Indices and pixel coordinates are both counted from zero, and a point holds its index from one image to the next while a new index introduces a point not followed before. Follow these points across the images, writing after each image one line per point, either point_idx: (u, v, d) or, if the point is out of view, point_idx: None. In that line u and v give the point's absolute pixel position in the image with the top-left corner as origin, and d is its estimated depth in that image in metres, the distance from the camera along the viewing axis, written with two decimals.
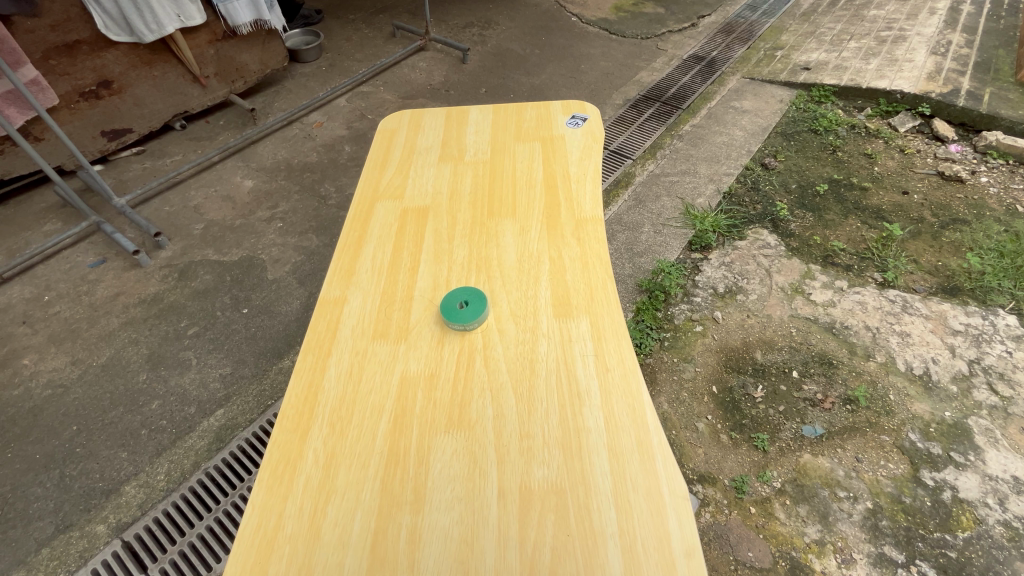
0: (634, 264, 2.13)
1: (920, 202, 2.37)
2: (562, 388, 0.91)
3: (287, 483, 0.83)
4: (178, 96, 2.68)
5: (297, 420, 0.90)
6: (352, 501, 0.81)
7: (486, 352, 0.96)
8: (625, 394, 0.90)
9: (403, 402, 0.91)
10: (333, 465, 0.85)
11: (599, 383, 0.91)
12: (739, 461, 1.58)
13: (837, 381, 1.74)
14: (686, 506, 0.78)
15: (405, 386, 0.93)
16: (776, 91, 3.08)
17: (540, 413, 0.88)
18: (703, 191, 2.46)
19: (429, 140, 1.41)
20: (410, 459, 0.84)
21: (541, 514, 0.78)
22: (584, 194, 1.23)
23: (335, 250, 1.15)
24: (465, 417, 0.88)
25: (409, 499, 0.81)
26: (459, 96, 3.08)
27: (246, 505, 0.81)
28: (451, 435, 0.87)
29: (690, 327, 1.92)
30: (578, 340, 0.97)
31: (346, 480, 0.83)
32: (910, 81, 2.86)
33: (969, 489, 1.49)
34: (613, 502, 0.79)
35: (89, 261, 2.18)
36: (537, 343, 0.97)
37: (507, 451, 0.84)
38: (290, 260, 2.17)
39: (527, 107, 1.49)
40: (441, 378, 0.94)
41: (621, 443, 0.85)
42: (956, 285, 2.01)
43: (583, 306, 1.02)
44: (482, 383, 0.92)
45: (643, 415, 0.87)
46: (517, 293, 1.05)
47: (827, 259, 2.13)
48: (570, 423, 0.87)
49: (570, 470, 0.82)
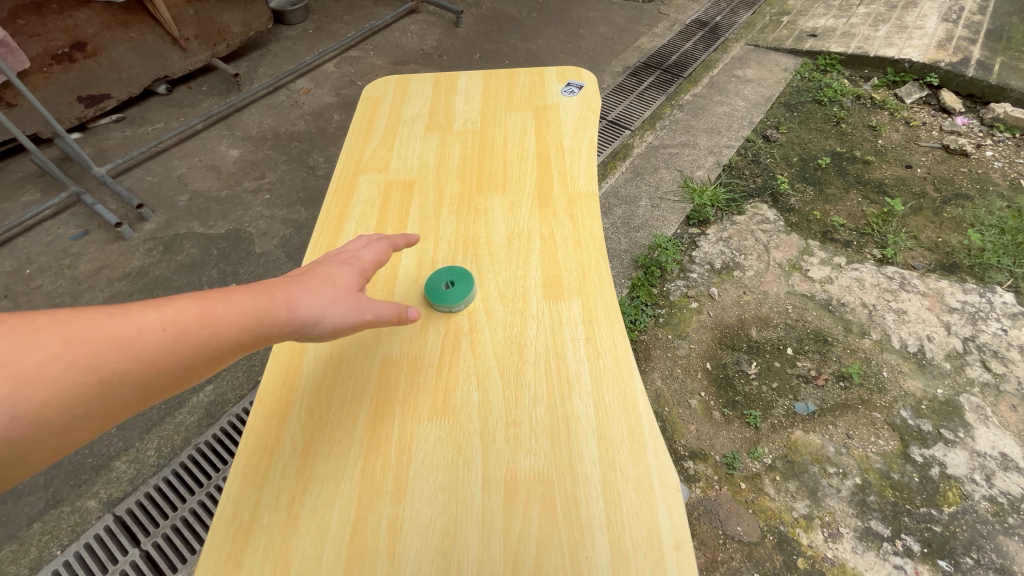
0: (631, 239, 2.09)
1: (923, 176, 2.32)
2: (550, 373, 0.88)
3: (263, 471, 0.81)
4: (158, 60, 2.55)
5: (273, 406, 0.87)
6: (332, 491, 0.79)
7: (472, 335, 0.94)
8: (617, 380, 0.87)
9: (386, 388, 0.88)
10: (312, 454, 0.83)
11: (589, 368, 0.89)
12: (731, 438, 1.58)
13: (831, 358, 1.73)
14: (677, 498, 0.76)
15: (386, 371, 0.90)
16: (780, 59, 2.98)
17: (527, 400, 0.86)
18: (703, 163, 2.40)
19: (415, 108, 1.34)
20: (391, 447, 0.82)
21: (526, 504, 0.77)
22: (578, 167, 1.18)
23: (315, 225, 1.11)
24: (450, 404, 0.86)
25: (390, 488, 0.79)
26: (453, 62, 2.96)
27: (220, 495, 0.79)
28: (435, 421, 0.85)
29: (685, 304, 1.90)
30: (568, 324, 0.94)
31: (324, 469, 0.81)
32: (919, 50, 2.77)
33: (957, 465, 1.50)
34: (601, 490, 0.77)
35: (70, 234, 2.11)
36: (526, 326, 0.94)
37: (492, 439, 0.82)
38: (278, 233, 2.11)
39: (519, 73, 1.41)
40: (424, 362, 0.91)
41: (612, 432, 0.83)
42: (955, 262, 1.99)
43: (575, 287, 0.99)
44: (467, 367, 0.90)
45: (634, 403, 0.85)
46: (506, 272, 1.02)
47: (826, 234, 2.09)
48: (558, 410, 0.85)
49: (556, 459, 0.80)
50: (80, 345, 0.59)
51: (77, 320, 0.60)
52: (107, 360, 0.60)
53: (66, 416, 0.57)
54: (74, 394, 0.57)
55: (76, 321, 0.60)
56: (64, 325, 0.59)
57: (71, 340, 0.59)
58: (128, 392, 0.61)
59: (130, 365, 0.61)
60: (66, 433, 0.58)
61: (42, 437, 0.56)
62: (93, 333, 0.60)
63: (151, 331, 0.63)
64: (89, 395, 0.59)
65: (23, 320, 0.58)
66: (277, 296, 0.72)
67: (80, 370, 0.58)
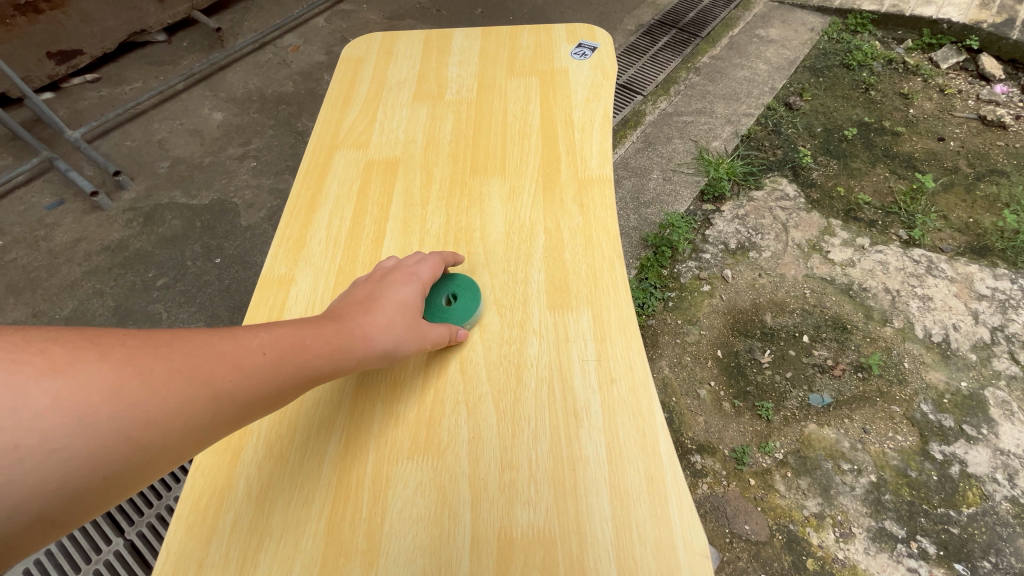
0: (640, 216, 1.96)
1: (956, 149, 2.16)
2: (554, 404, 0.79)
3: (211, 520, 0.74)
4: (132, 12, 2.35)
5: (225, 442, 0.79)
6: (292, 547, 0.71)
7: (461, 354, 0.84)
8: (633, 415, 0.77)
9: (358, 420, 0.79)
10: (269, 500, 0.75)
11: (600, 399, 0.79)
12: (741, 431, 1.51)
13: (849, 347, 1.64)
14: (704, 565, 0.67)
15: (360, 399, 0.81)
16: (807, 18, 2.75)
17: (526, 438, 0.76)
18: (720, 134, 2.23)
19: (402, 73, 1.20)
20: (364, 494, 0.74)
21: (525, 567, 0.68)
22: (590, 145, 1.04)
23: (284, 214, 0.99)
24: (435, 440, 0.77)
25: (361, 545, 0.71)
26: (452, 17, 2.73)
27: (160, 550, 0.72)
28: (416, 462, 0.75)
29: (697, 287, 1.79)
30: (576, 340, 0.84)
31: (283, 519, 0.73)
32: (960, 9, 2.54)
33: (978, 463, 1.43)
34: (612, 551, 0.69)
35: (45, 203, 1.99)
36: (526, 343, 0.84)
37: (484, 487, 0.73)
38: (265, 205, 1.99)
39: (523, 31, 1.25)
40: (404, 388, 0.81)
41: (626, 480, 0.73)
42: (986, 245, 1.87)
43: (585, 294, 0.88)
44: (456, 395, 0.80)
45: (653, 444, 0.75)
46: (504, 275, 0.90)
47: (849, 213, 1.96)
48: (562, 451, 0.75)
49: (559, 512, 0.71)
50: (192, 365, 0.57)
51: (189, 341, 0.58)
52: (224, 374, 0.58)
53: (171, 435, 0.54)
54: (194, 398, 0.55)
55: (199, 339, 0.59)
56: (178, 345, 0.57)
57: (183, 361, 0.56)
58: (228, 417, 0.58)
59: (235, 388, 0.59)
60: (173, 454, 0.54)
61: (143, 459, 0.52)
62: (204, 355, 0.58)
63: (252, 354, 0.61)
64: (195, 414, 0.55)
65: (140, 338, 0.56)
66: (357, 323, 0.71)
67: (201, 380, 0.56)
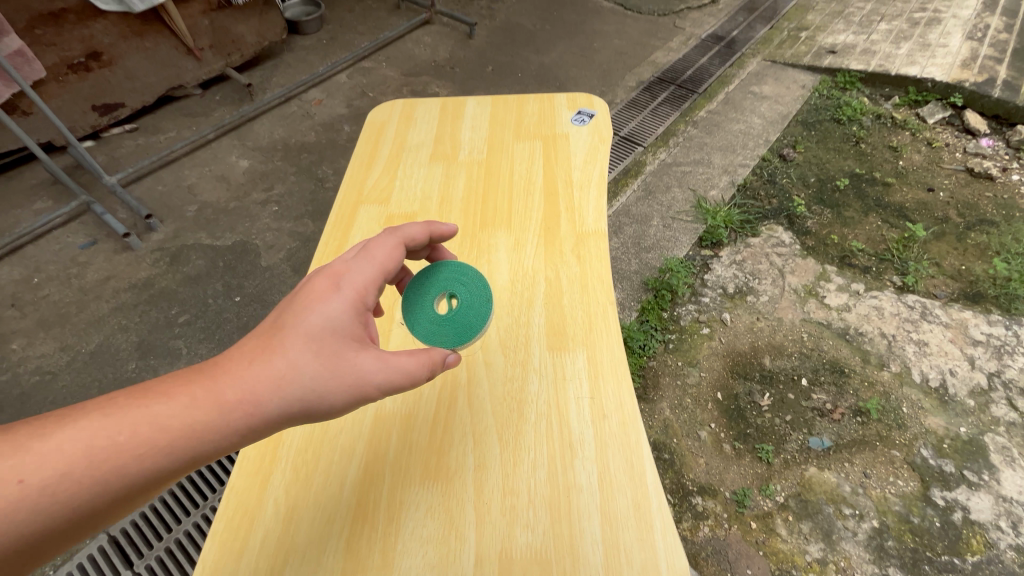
0: (641, 260, 2.04)
1: (946, 200, 2.25)
2: (552, 436, 0.84)
3: (243, 537, 0.77)
4: (172, 70, 2.57)
5: (257, 463, 0.84)
6: (313, 563, 0.75)
7: (470, 389, 0.90)
8: (623, 447, 0.83)
9: (376, 447, 0.85)
10: (294, 519, 0.79)
11: (593, 432, 0.84)
12: (741, 473, 1.52)
13: (848, 391, 1.67)
14: None
15: (377, 428, 0.87)
16: (798, 76, 2.92)
17: (526, 466, 0.82)
18: (717, 183, 2.34)
19: (421, 135, 1.31)
20: (379, 516, 0.79)
21: None
22: (587, 203, 1.14)
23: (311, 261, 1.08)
24: (444, 467, 0.83)
25: (375, 563, 0.75)
26: (465, 75, 2.94)
27: (196, 563, 0.75)
28: (427, 487, 0.81)
29: (696, 329, 1.84)
30: (573, 378, 0.90)
31: (306, 537, 0.77)
32: (943, 69, 2.70)
33: (981, 510, 1.44)
34: (602, 575, 0.72)
35: (79, 243, 2.11)
36: (527, 380, 0.90)
37: (488, 511, 0.78)
38: (284, 246, 2.10)
39: (529, 99, 1.38)
40: (418, 419, 0.88)
41: (616, 506, 0.77)
42: (980, 291, 1.92)
43: (581, 337, 0.95)
44: (464, 426, 0.86)
45: (641, 474, 0.80)
46: (509, 318, 0.98)
47: (844, 259, 2.03)
48: (559, 478, 0.80)
49: (556, 536, 0.75)
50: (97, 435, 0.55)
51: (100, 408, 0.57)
52: (98, 465, 0.54)
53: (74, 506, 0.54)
54: (72, 502, 0.53)
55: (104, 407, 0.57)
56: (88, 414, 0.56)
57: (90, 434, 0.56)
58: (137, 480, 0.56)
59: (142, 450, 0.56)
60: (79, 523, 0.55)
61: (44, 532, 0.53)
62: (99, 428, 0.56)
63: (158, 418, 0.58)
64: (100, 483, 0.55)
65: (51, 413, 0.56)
66: (251, 375, 0.62)
67: (73, 476, 0.53)
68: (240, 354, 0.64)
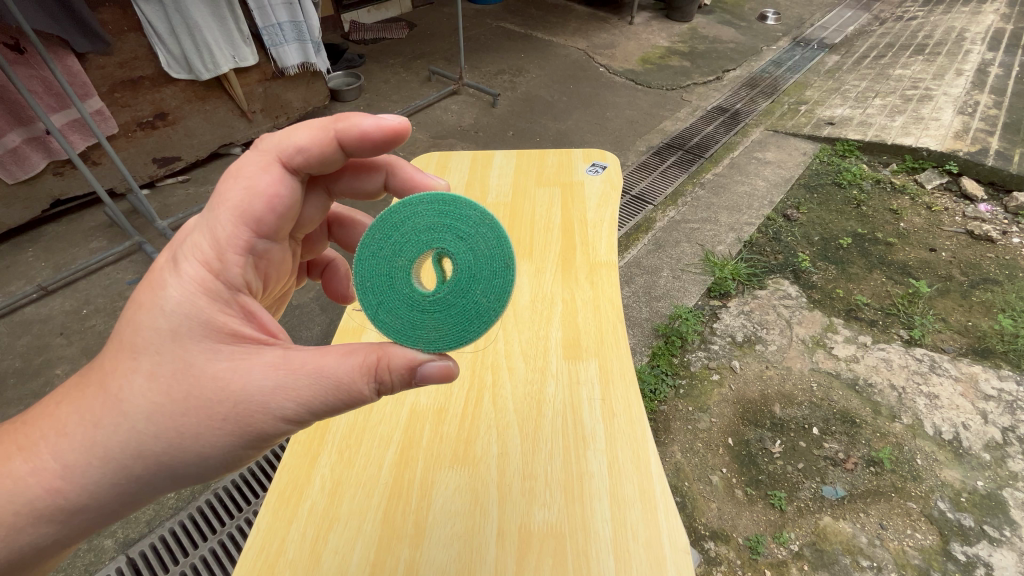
0: (652, 308, 2.13)
1: (948, 259, 2.33)
2: (568, 430, 0.92)
3: (293, 507, 0.84)
4: (225, 129, 2.87)
5: (308, 445, 0.92)
6: (354, 530, 0.81)
7: (495, 389, 1.00)
8: (630, 441, 0.90)
9: (411, 435, 0.93)
10: (339, 493, 0.86)
11: (604, 428, 0.92)
12: (755, 519, 1.52)
13: (859, 441, 1.67)
14: (687, 559, 0.75)
15: (414, 420, 0.95)
16: (799, 144, 3.12)
17: (544, 454, 0.89)
18: (723, 239, 2.46)
19: (454, 181, 1.46)
20: (413, 491, 0.86)
21: (540, 556, 0.77)
22: (599, 239, 1.26)
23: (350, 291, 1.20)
24: (471, 453, 0.90)
25: (409, 532, 0.81)
26: (488, 138, 3.21)
27: (251, 527, 0.81)
28: (456, 469, 0.88)
29: (707, 376, 1.89)
30: (585, 383, 0.99)
31: (348, 509, 0.84)
32: (936, 139, 2.87)
33: (1005, 567, 1.42)
34: (612, 549, 0.77)
35: (127, 279, 2.28)
36: (545, 383, 1.00)
37: (509, 490, 0.85)
38: (315, 286, 2.24)
39: (549, 153, 1.54)
40: (449, 412, 0.96)
41: (624, 489, 0.84)
42: (988, 347, 1.95)
43: (594, 348, 1.05)
44: (489, 420, 0.95)
45: (646, 463, 0.87)
46: (529, 332, 1.08)
47: (850, 312, 2.09)
48: (573, 465, 0.87)
49: (571, 514, 0.81)
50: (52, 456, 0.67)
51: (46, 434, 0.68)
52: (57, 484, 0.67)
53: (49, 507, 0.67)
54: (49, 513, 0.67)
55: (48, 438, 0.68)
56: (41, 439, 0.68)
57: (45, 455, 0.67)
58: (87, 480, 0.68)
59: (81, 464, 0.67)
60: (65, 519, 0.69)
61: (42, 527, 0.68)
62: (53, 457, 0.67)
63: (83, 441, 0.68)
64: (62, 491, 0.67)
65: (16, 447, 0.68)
66: (97, 407, 0.68)
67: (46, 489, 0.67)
68: (85, 386, 0.70)
